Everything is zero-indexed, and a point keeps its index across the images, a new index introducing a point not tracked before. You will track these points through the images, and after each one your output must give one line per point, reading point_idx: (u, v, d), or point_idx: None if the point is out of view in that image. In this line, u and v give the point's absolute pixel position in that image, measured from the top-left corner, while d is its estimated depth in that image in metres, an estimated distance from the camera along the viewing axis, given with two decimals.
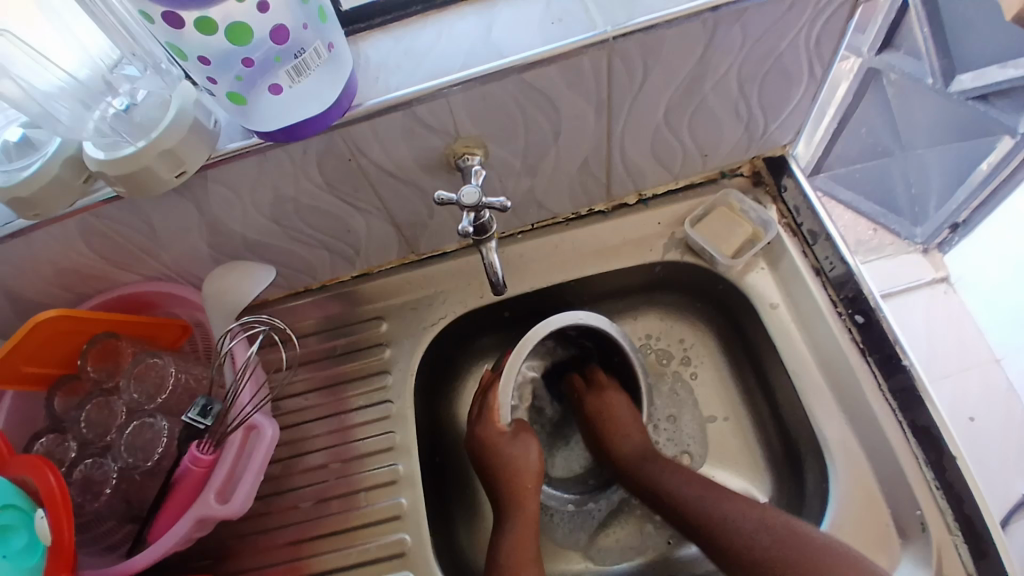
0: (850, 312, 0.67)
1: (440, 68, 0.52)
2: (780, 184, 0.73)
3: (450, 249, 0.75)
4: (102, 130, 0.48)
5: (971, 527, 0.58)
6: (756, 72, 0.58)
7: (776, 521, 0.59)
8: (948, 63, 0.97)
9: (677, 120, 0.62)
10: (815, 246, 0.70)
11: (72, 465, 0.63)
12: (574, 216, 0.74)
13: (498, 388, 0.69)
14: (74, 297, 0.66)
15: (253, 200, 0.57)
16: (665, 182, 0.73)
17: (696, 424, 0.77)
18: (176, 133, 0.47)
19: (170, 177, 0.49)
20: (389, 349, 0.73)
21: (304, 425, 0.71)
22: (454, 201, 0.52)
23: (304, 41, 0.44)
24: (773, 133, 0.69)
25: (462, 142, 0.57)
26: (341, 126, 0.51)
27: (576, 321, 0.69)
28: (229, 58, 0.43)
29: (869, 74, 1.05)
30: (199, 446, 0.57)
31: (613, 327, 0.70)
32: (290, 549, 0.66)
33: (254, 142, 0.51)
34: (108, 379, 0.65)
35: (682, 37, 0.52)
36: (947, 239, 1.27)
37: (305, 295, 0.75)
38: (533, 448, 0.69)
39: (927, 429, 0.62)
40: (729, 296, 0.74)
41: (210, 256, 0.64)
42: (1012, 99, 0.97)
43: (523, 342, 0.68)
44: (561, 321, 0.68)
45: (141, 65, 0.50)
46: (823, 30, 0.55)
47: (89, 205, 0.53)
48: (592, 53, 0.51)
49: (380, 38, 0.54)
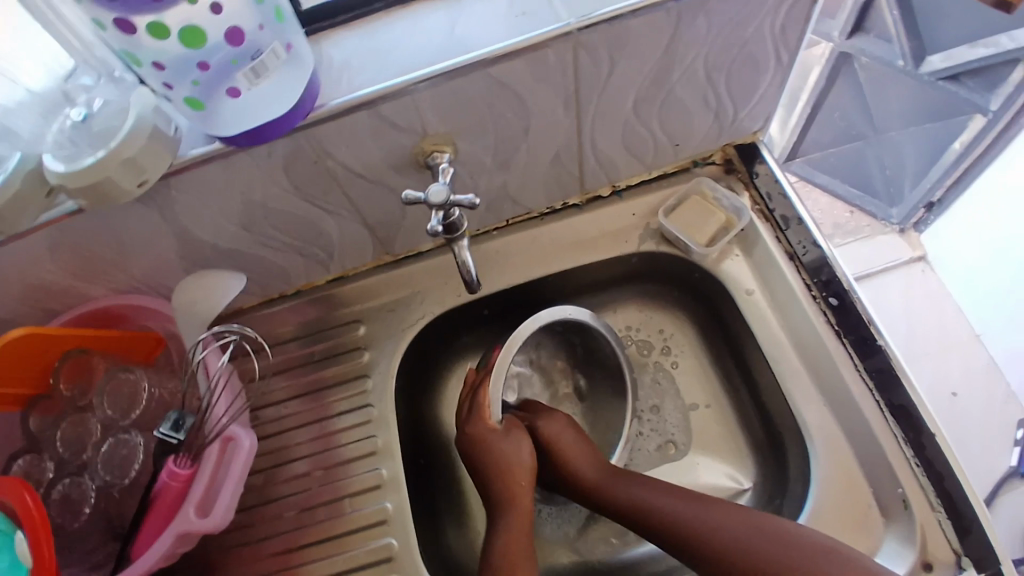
0: (825, 295, 0.67)
1: (405, 65, 0.51)
2: (751, 171, 0.73)
3: (425, 248, 0.74)
4: (60, 143, 0.47)
5: (953, 504, 0.59)
6: (724, 59, 0.58)
7: (761, 519, 0.58)
8: (919, 45, 0.98)
9: (646, 110, 0.62)
10: (787, 231, 0.70)
11: (50, 485, 0.62)
12: (549, 211, 0.74)
13: (489, 385, 0.69)
14: (43, 314, 0.64)
15: (221, 207, 0.56)
16: (638, 173, 0.73)
17: (679, 413, 0.77)
18: (136, 141, 0.46)
19: (133, 187, 0.48)
20: (367, 352, 0.72)
21: (284, 434, 0.70)
22: (423, 200, 0.52)
23: (261, 41, 0.44)
24: (743, 120, 0.69)
25: (430, 140, 0.57)
26: (306, 128, 0.50)
27: (565, 316, 0.70)
28: (185, 63, 0.43)
29: (840, 59, 1.06)
30: (175, 460, 0.57)
31: (599, 322, 0.71)
32: (276, 559, 0.66)
33: (217, 147, 0.50)
34: (82, 397, 0.63)
35: (648, 27, 0.51)
36: (924, 218, 1.28)
37: (279, 301, 0.74)
38: (526, 445, 0.68)
39: (904, 408, 0.62)
40: (706, 283, 0.74)
41: (181, 266, 0.63)
42: (982, 78, 0.98)
43: (513, 339, 0.68)
44: (551, 317, 0.69)
45: (96, 74, 0.49)
46: (789, 16, 0.55)
47: (55, 219, 0.52)
48: (557, 46, 0.51)
49: (343, 37, 0.54)
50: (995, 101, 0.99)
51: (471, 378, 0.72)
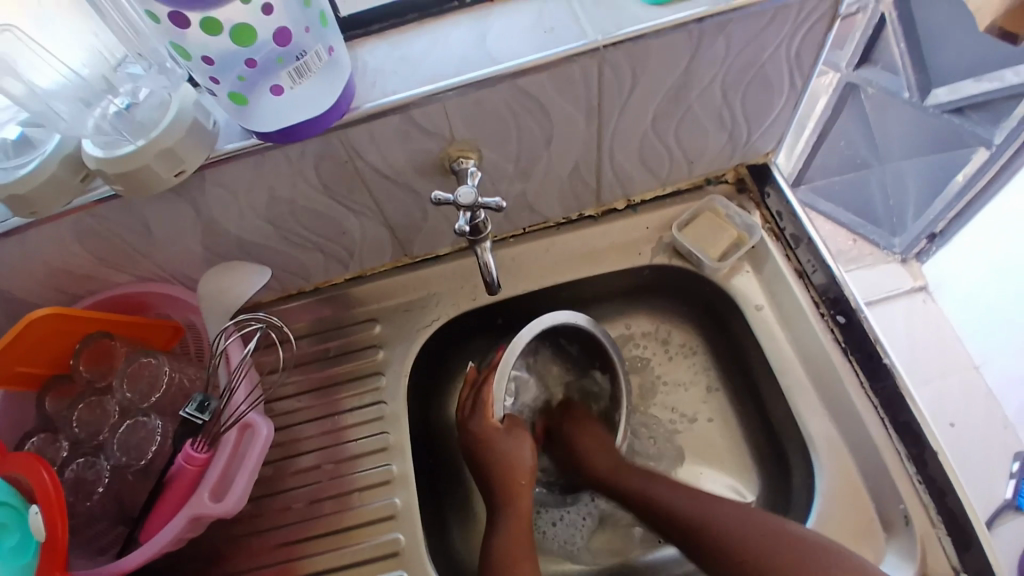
0: (832, 312, 0.69)
1: (437, 73, 0.54)
2: (763, 191, 0.75)
3: (443, 252, 0.76)
4: (101, 127, 0.49)
5: (954, 519, 0.60)
6: (739, 82, 0.61)
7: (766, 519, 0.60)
8: (925, 77, 1.01)
9: (664, 127, 0.64)
10: (797, 249, 0.72)
11: (64, 465, 0.63)
12: (565, 220, 0.76)
13: (493, 380, 0.70)
14: (66, 298, 0.66)
15: (250, 201, 0.58)
16: (652, 188, 0.75)
17: (674, 431, 0.78)
18: (174, 132, 0.48)
19: (169, 176, 0.50)
20: (381, 350, 0.74)
21: (295, 427, 0.72)
22: (451, 201, 0.54)
23: (306, 44, 0.45)
24: (755, 142, 0.72)
25: (456, 146, 0.59)
26: (339, 128, 0.53)
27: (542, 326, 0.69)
28: (232, 59, 0.44)
29: (846, 89, 1.10)
30: (194, 444, 0.58)
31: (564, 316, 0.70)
32: (283, 551, 0.66)
33: (253, 143, 0.52)
34: (100, 379, 0.65)
35: (669, 47, 0.54)
36: (925, 249, 1.30)
37: (297, 298, 0.76)
38: (527, 445, 0.71)
39: (908, 426, 0.64)
40: (716, 297, 0.76)
41: (204, 257, 0.65)
42: (987, 112, 1.01)
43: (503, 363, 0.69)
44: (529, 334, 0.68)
45: (146, 64, 0.51)
46: (802, 45, 0.58)
47: (85, 204, 0.53)
48: (582, 61, 0.53)
49: (376, 44, 0.56)
50: (999, 135, 1.01)
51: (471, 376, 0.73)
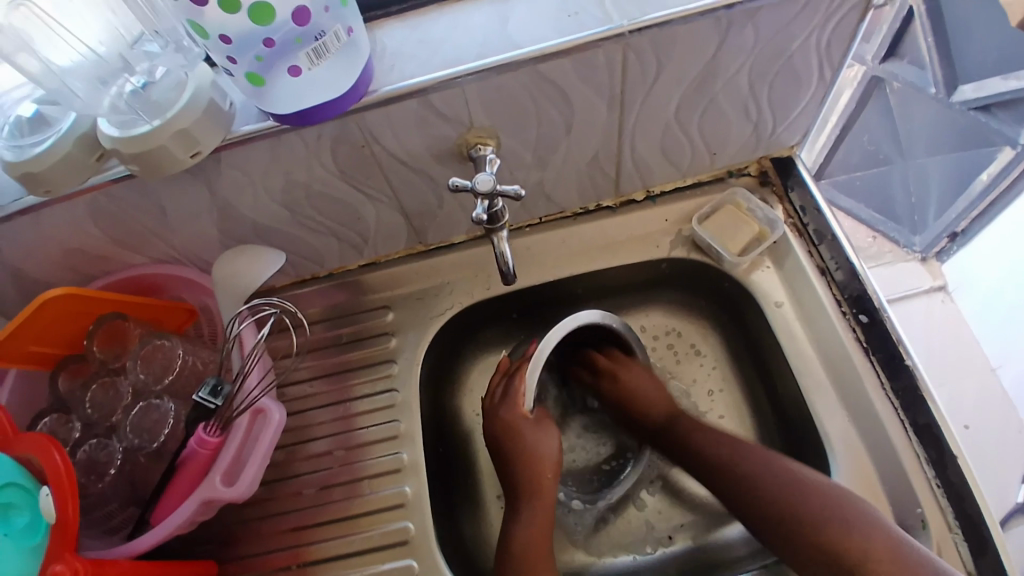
0: (854, 311, 0.68)
1: (456, 57, 0.52)
2: (786, 185, 0.74)
3: (458, 241, 0.75)
4: (117, 106, 0.48)
5: (971, 524, 0.59)
6: (766, 72, 0.59)
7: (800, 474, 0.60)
8: (952, 72, 0.99)
9: (687, 116, 0.63)
10: (820, 246, 0.71)
11: (77, 445, 0.63)
12: (582, 211, 0.75)
13: (526, 372, 0.69)
14: (81, 279, 0.66)
15: (266, 184, 0.58)
16: (672, 180, 0.74)
17: None
18: (190, 113, 0.47)
19: (184, 157, 0.49)
20: (394, 338, 0.73)
21: (308, 413, 0.71)
22: (469, 188, 0.53)
23: (325, 24, 0.44)
24: (780, 134, 0.70)
25: (475, 132, 0.58)
26: (357, 112, 0.52)
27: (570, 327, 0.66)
28: (250, 38, 0.43)
29: (871, 83, 1.08)
30: (207, 428, 0.57)
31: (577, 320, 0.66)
32: (293, 535, 0.66)
33: (269, 126, 0.51)
34: (114, 360, 0.65)
35: (695, 34, 0.52)
36: (945, 248, 1.27)
37: (310, 283, 0.75)
38: (555, 436, 0.69)
39: (928, 428, 0.62)
40: (734, 294, 0.75)
41: (219, 240, 0.65)
42: (1015, 111, 0.98)
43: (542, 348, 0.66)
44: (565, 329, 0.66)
45: (162, 42, 0.50)
46: (833, 34, 0.56)
47: (100, 183, 0.53)
48: (607, 47, 0.52)
49: (395, 27, 0.55)
50: None
51: (504, 365, 0.73)
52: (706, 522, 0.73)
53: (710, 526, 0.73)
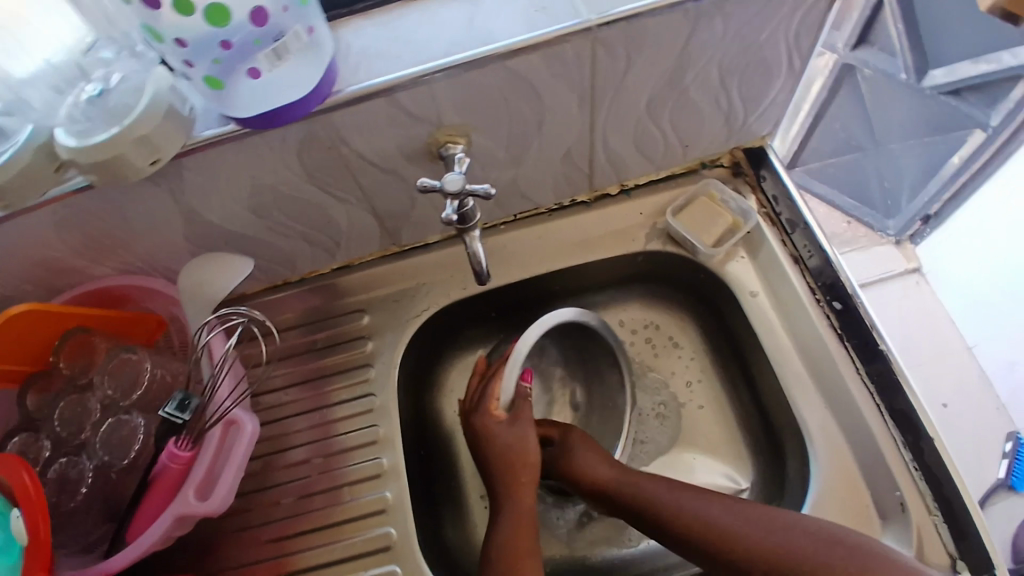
0: (828, 299, 0.68)
1: (422, 55, 0.51)
2: (759, 176, 0.74)
3: (433, 240, 0.74)
4: (73, 116, 0.46)
5: (949, 507, 0.60)
6: (736, 63, 0.59)
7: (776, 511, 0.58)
8: (921, 58, 1.00)
9: (659, 109, 0.63)
10: (793, 235, 0.71)
11: (46, 465, 0.61)
12: (557, 207, 0.74)
13: (501, 379, 0.69)
14: (45, 292, 0.64)
15: (231, 189, 0.56)
16: (646, 173, 0.74)
17: (656, 417, 0.77)
18: (150, 120, 0.46)
19: (144, 165, 0.48)
20: (371, 341, 0.72)
21: (284, 421, 0.70)
22: (437, 188, 0.52)
23: (284, 24, 0.43)
24: (752, 125, 0.70)
25: (444, 131, 0.57)
26: (322, 114, 0.50)
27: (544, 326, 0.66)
28: (207, 41, 0.42)
29: (844, 70, 1.08)
30: (178, 442, 0.56)
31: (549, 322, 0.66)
32: (274, 546, 0.65)
33: (231, 130, 0.50)
34: (81, 375, 0.63)
35: (664, 27, 0.52)
36: (919, 231, 1.29)
37: (284, 288, 0.74)
38: (532, 432, 0.68)
39: (905, 414, 0.63)
40: (710, 285, 0.75)
41: (188, 248, 0.63)
42: (983, 94, 0.99)
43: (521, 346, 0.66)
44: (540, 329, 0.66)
45: (116, 48, 0.49)
46: (801, 25, 0.56)
47: (62, 194, 0.51)
48: (576, 41, 0.51)
49: (360, 25, 0.54)
50: (996, 118, 1.00)
51: (481, 367, 0.72)
52: None
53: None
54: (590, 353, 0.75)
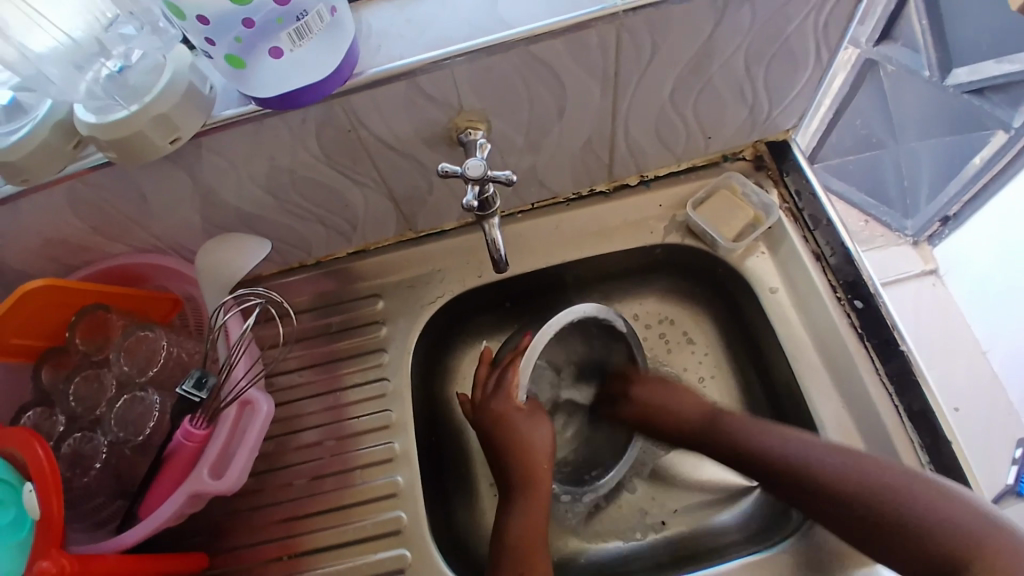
0: (849, 296, 0.67)
1: (445, 37, 0.51)
2: (782, 169, 0.73)
3: (448, 227, 0.74)
4: (94, 92, 0.46)
5: None
6: (763, 54, 0.58)
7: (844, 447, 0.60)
8: (945, 56, 0.98)
9: (682, 99, 0.62)
10: (815, 231, 0.70)
11: (61, 439, 0.62)
12: (574, 197, 0.74)
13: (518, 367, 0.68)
14: (62, 269, 0.64)
15: (249, 170, 0.56)
16: (666, 164, 0.73)
17: None
18: (168, 98, 0.46)
19: (163, 143, 0.47)
20: (384, 327, 0.72)
21: (298, 402, 0.70)
22: (458, 174, 0.52)
23: (307, 3, 0.43)
24: (776, 118, 0.69)
25: (464, 116, 0.56)
26: (342, 95, 0.50)
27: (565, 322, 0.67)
28: (229, 19, 0.42)
29: (866, 65, 1.06)
30: (192, 420, 0.57)
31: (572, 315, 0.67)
32: (284, 526, 0.66)
33: (251, 110, 0.49)
34: (97, 353, 0.64)
35: (690, 14, 0.51)
36: (937, 232, 1.27)
37: (299, 271, 0.74)
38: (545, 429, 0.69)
39: (923, 414, 0.62)
40: (728, 279, 0.74)
41: (203, 228, 0.63)
42: (1007, 94, 0.97)
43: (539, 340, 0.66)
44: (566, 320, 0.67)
45: (137, 23, 0.47)
46: (831, 15, 0.55)
47: (79, 171, 0.51)
48: (600, 27, 0.50)
49: (382, 6, 0.53)
50: (1019, 119, 0.98)
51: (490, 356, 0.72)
52: (701, 506, 0.73)
53: (704, 511, 0.72)
54: (608, 348, 0.74)
